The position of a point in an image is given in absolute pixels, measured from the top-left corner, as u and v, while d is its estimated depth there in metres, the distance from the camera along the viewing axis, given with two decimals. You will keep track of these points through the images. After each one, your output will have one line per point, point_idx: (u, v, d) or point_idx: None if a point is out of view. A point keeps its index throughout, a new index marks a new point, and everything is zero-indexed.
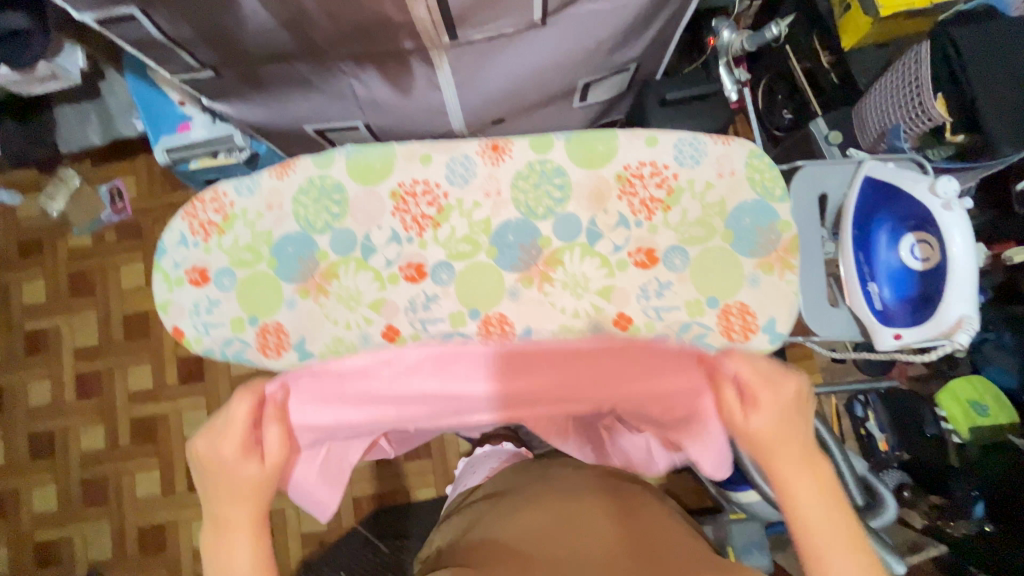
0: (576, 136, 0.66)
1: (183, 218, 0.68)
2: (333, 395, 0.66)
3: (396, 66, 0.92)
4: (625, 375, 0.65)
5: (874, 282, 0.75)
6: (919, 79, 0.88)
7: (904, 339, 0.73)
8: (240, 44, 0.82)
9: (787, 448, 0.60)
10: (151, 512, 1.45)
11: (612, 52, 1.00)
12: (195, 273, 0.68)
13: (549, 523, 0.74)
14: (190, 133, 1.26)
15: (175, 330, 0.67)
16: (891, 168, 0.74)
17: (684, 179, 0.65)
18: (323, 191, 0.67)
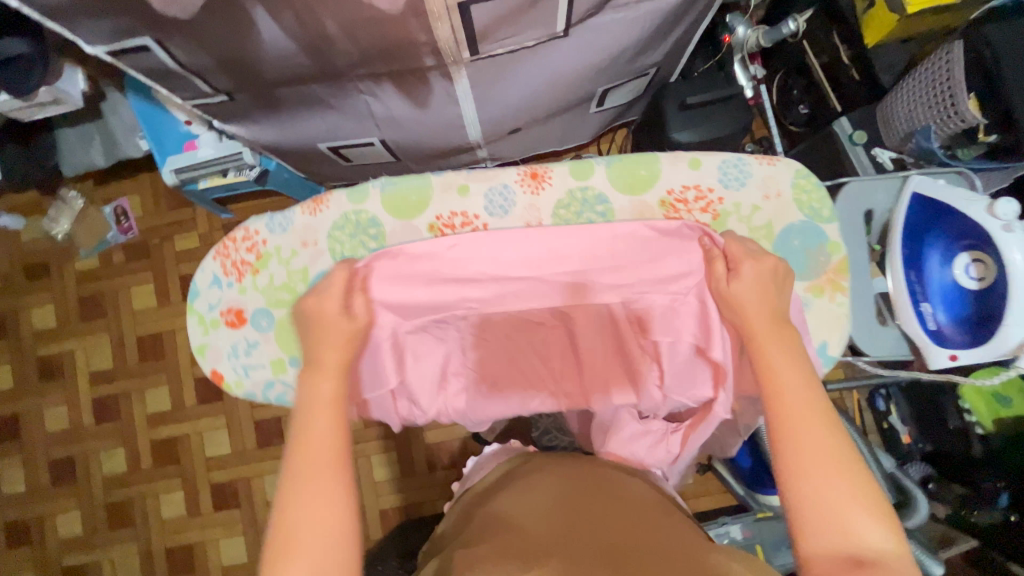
0: (618, 164, 0.75)
1: (215, 259, 0.74)
2: (406, 274, 0.73)
3: (415, 84, 0.90)
4: (640, 258, 0.74)
5: (926, 302, 0.85)
6: (951, 79, 0.87)
7: (961, 358, 0.82)
8: (257, 67, 0.80)
9: (760, 319, 0.65)
10: (179, 531, 1.45)
11: (632, 59, 0.97)
12: (230, 316, 0.73)
13: (533, 492, 0.66)
14: (198, 152, 1.22)
15: (214, 374, 0.72)
16: (940, 185, 0.83)
17: (730, 203, 0.74)
18: (359, 225, 0.73)
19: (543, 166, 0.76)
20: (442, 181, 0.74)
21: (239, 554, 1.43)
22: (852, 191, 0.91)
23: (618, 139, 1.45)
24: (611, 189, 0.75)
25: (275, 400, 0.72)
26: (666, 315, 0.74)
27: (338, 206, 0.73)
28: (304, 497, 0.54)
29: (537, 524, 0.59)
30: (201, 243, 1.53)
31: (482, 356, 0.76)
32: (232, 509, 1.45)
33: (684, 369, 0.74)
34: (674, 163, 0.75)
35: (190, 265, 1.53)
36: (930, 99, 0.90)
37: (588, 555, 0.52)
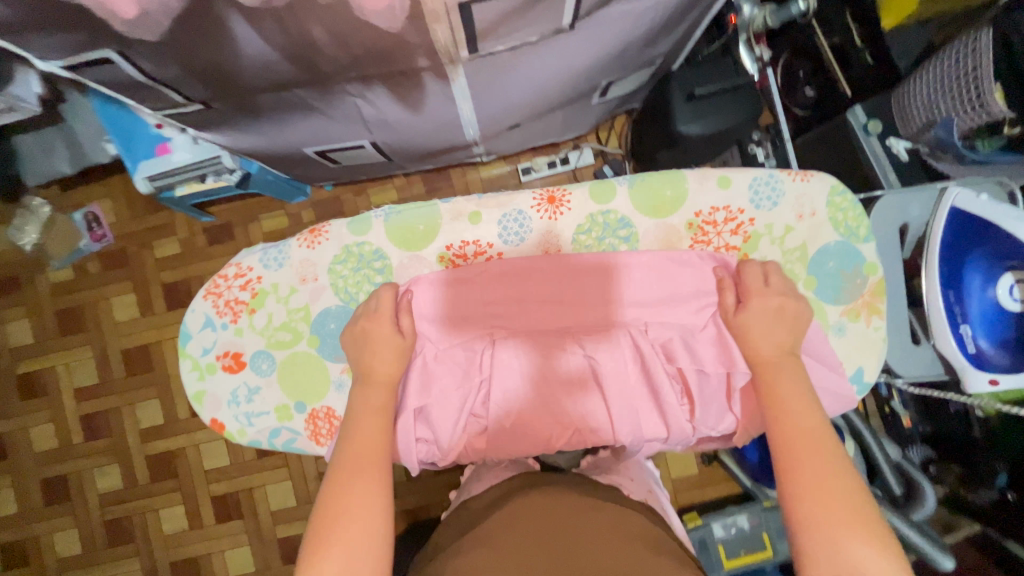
0: (642, 183, 0.74)
1: (207, 300, 0.76)
2: (457, 303, 0.75)
3: (408, 85, 0.83)
4: (652, 285, 0.75)
5: (965, 324, 0.75)
6: (977, 69, 0.82)
7: (1002, 384, 0.72)
8: (236, 76, 0.74)
9: (767, 347, 0.65)
10: (183, 545, 1.43)
11: (640, 49, 0.91)
12: (227, 360, 0.76)
13: (512, 522, 0.58)
14: (172, 156, 1.12)
15: (215, 421, 0.76)
16: (983, 201, 0.73)
17: (761, 222, 0.75)
18: (363, 259, 0.75)
19: (561, 190, 0.75)
20: (451, 209, 0.74)
21: (245, 564, 1.41)
22: (884, 207, 0.82)
23: (618, 126, 1.39)
24: (634, 212, 0.75)
25: (280, 444, 0.76)
26: (684, 343, 0.74)
27: (338, 238, 0.74)
28: (346, 499, 0.54)
29: (513, 561, 0.52)
30: (183, 249, 1.45)
31: (506, 395, 0.72)
32: (235, 521, 1.42)
33: (709, 398, 0.73)
34: (703, 183, 0.73)
35: (172, 272, 1.45)
36: (954, 88, 0.86)
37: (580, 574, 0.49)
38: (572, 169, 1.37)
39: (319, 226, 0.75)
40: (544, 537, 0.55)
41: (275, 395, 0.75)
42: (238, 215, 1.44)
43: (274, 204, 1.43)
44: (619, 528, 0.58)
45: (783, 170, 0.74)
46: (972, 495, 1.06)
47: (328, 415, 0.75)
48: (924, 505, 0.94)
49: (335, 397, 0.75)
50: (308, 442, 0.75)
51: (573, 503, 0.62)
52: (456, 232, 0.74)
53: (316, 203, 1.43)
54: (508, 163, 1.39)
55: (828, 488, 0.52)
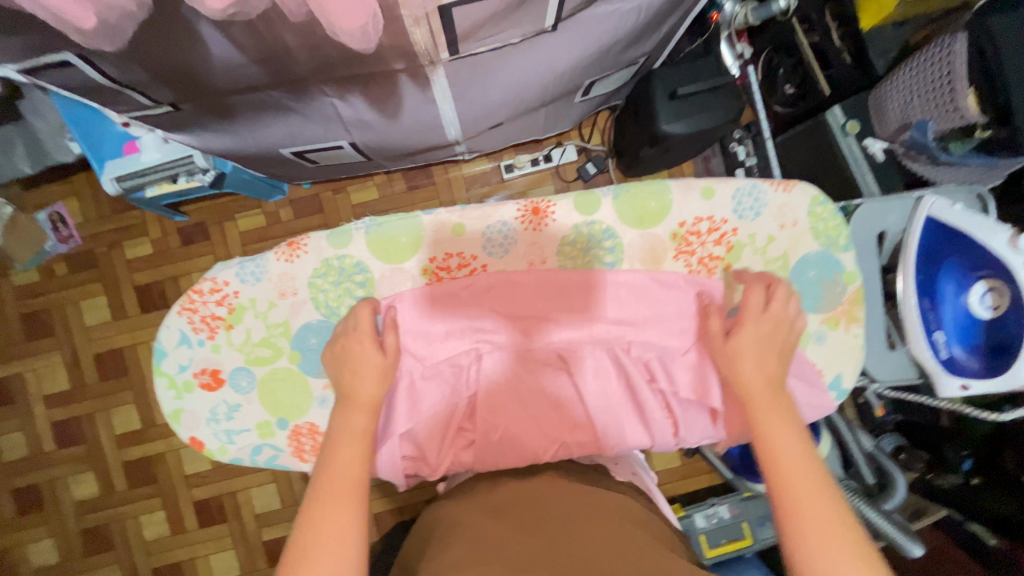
0: (625, 194, 0.73)
1: (182, 316, 0.73)
2: (445, 319, 0.76)
3: (387, 87, 0.81)
4: (631, 301, 0.76)
5: (938, 330, 0.77)
6: (952, 73, 0.84)
7: (973, 389, 0.74)
8: (205, 78, 0.71)
9: (759, 388, 0.63)
10: (164, 551, 1.40)
11: (624, 50, 0.91)
12: (205, 378, 0.75)
13: (502, 518, 0.58)
14: (141, 156, 1.08)
15: (193, 440, 0.75)
16: (957, 210, 0.75)
17: (743, 232, 0.75)
18: (343, 272, 0.73)
19: (545, 201, 0.72)
20: (430, 221, 0.72)
21: (231, 568, 1.39)
22: (864, 212, 0.83)
23: (601, 122, 1.38)
24: (619, 224, 0.74)
25: (263, 462, 0.76)
26: (663, 363, 0.77)
27: (317, 251, 0.72)
28: (323, 517, 0.52)
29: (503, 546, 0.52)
30: (155, 250, 1.40)
31: (490, 409, 0.75)
32: (219, 525, 1.40)
33: (688, 410, 0.76)
34: (686, 194, 0.72)
35: (144, 274, 1.40)
36: (929, 91, 0.88)
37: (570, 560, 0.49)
38: (555, 166, 1.37)
39: (298, 238, 0.72)
40: (529, 532, 0.55)
41: (256, 412, 0.75)
42: (212, 214, 1.40)
43: (250, 202, 1.39)
44: (609, 510, 0.60)
45: (764, 181, 0.74)
46: (937, 479, 1.08)
47: (311, 431, 0.76)
48: (895, 494, 0.96)
49: (318, 412, 0.76)
50: (291, 460, 0.76)
51: (565, 501, 0.61)
52: (437, 245, 0.73)
53: (293, 201, 1.39)
54: (490, 160, 1.38)
55: (817, 526, 0.51)
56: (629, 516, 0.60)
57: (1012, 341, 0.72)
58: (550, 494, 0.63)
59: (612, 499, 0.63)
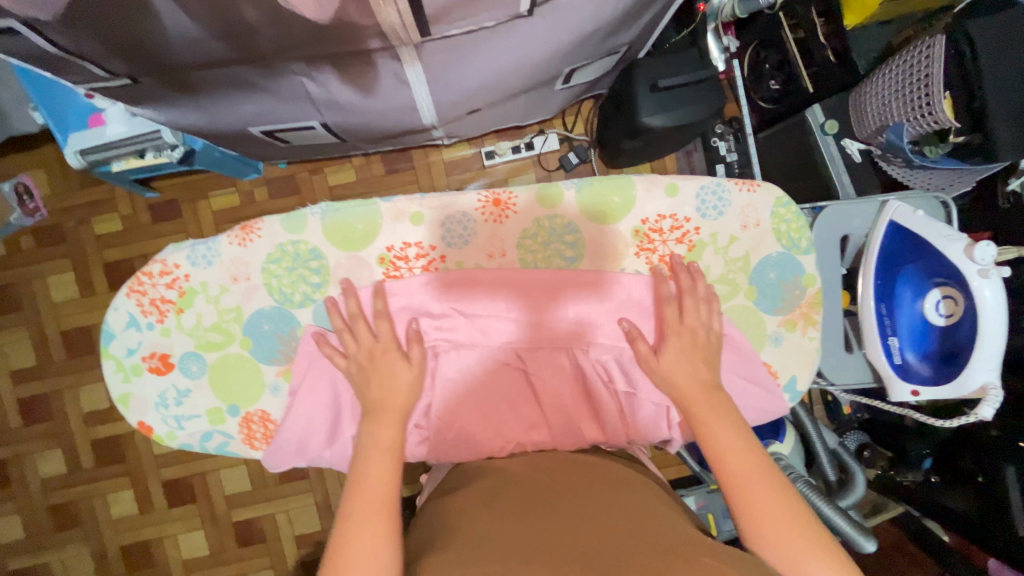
0: (588, 187, 0.74)
1: (130, 298, 0.73)
2: (404, 313, 0.74)
3: (359, 67, 0.78)
4: (584, 299, 0.75)
5: (894, 336, 0.78)
6: (929, 76, 0.84)
7: (923, 395, 0.76)
8: (165, 50, 0.69)
9: (694, 391, 0.67)
10: (133, 530, 1.40)
11: (604, 39, 0.89)
12: (153, 362, 0.74)
13: (496, 502, 0.59)
14: (106, 129, 1.05)
15: (142, 425, 0.75)
16: (919, 217, 0.76)
17: (707, 231, 0.76)
18: (300, 258, 0.73)
19: (507, 192, 0.74)
20: (391, 209, 0.73)
21: (200, 548, 1.39)
22: (829, 215, 0.84)
23: (585, 110, 1.36)
24: (581, 218, 0.75)
25: (213, 449, 0.76)
26: (622, 365, 0.75)
27: (271, 236, 0.72)
28: (356, 533, 0.54)
29: (502, 526, 0.54)
30: (125, 225, 1.37)
31: (446, 405, 0.75)
32: (187, 505, 1.39)
33: (642, 415, 0.75)
34: (651, 191, 0.74)
35: (113, 250, 1.37)
36: (906, 95, 0.88)
37: (573, 540, 0.50)
38: (537, 154, 1.35)
39: (252, 222, 0.72)
40: (529, 510, 0.57)
41: (206, 398, 0.74)
42: (184, 191, 1.36)
43: (224, 180, 1.36)
44: (605, 481, 0.64)
45: (730, 180, 0.76)
46: (898, 476, 1.09)
47: (262, 419, 0.75)
48: (852, 493, 0.98)
49: (270, 401, 0.75)
50: (243, 448, 0.75)
51: (572, 481, 0.63)
52: (396, 234, 0.74)
53: (269, 181, 1.36)
54: (471, 146, 1.35)
55: (776, 523, 0.55)
56: (624, 483, 0.64)
57: (964, 348, 0.72)
58: (556, 475, 0.65)
59: (605, 470, 0.67)
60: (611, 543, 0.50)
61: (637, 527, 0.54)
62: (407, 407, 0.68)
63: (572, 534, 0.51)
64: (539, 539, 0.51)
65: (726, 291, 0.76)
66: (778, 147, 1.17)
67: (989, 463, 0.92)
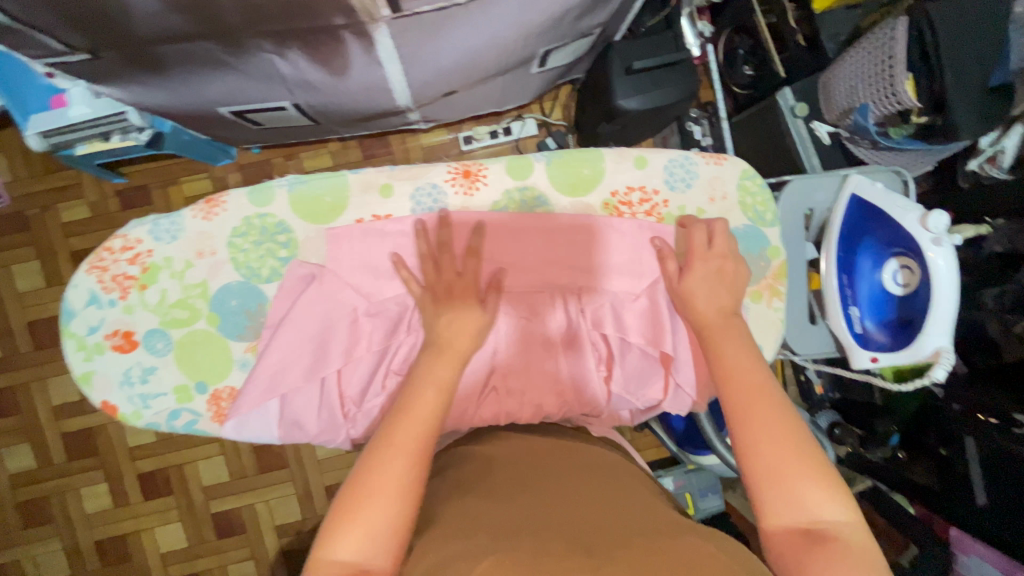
0: (556, 161, 0.77)
1: (92, 275, 0.72)
2: (376, 247, 0.73)
3: (328, 45, 0.77)
4: (570, 250, 0.76)
5: (855, 305, 0.81)
6: (892, 57, 0.85)
7: (881, 361, 0.78)
8: (121, 22, 0.68)
9: (711, 313, 0.67)
10: (108, 524, 1.37)
11: (577, 20, 0.90)
12: (117, 340, 0.73)
13: (474, 494, 0.58)
14: (69, 110, 1.01)
15: (106, 404, 0.73)
16: (878, 189, 0.78)
17: (675, 203, 0.78)
18: (267, 231, 0.73)
19: (477, 164, 0.76)
20: (360, 181, 0.74)
21: (177, 541, 1.37)
22: (791, 190, 0.86)
23: (563, 96, 1.35)
24: (551, 190, 0.77)
25: (181, 429, 0.74)
26: (615, 311, 0.76)
27: (239, 208, 0.73)
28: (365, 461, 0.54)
29: (477, 522, 0.53)
30: (92, 213, 1.33)
31: None
32: (164, 497, 1.37)
33: (632, 378, 0.77)
34: (619, 164, 0.78)
35: (81, 239, 1.33)
36: (873, 75, 0.89)
37: (545, 536, 0.49)
38: (514, 140, 1.35)
39: (217, 196, 0.73)
40: (510, 502, 0.56)
41: (172, 375, 0.73)
42: (154, 177, 1.33)
43: (195, 166, 1.33)
44: (594, 467, 0.65)
45: (697, 156, 0.79)
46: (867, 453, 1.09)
47: (231, 395, 0.74)
48: None
49: (238, 377, 0.74)
50: (210, 425, 0.74)
51: (563, 470, 0.63)
52: (365, 206, 0.74)
53: (242, 167, 1.34)
54: (449, 131, 1.35)
55: (766, 442, 0.53)
56: (607, 467, 0.66)
57: (920, 315, 0.75)
58: (551, 463, 0.65)
59: (592, 456, 0.68)
60: (594, 532, 0.50)
61: (623, 516, 0.54)
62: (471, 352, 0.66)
63: (557, 528, 0.50)
64: (524, 526, 0.50)
65: None
66: (751, 131, 1.19)
67: (951, 436, 0.96)
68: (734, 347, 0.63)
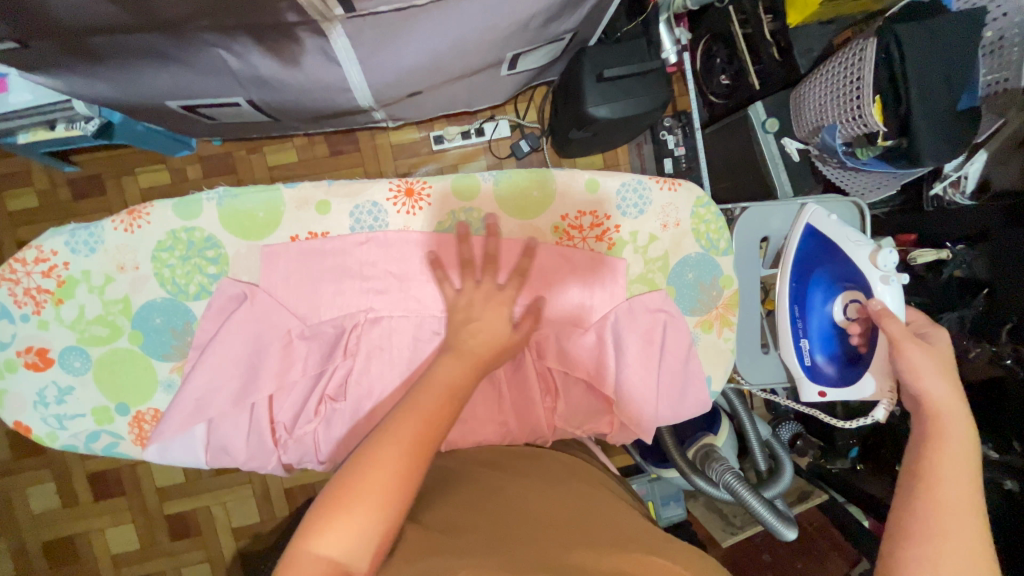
0: (504, 183, 0.75)
1: (4, 291, 0.72)
2: (314, 268, 0.73)
3: (280, 41, 0.73)
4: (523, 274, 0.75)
5: (805, 337, 0.80)
6: (861, 79, 0.84)
7: (828, 396, 0.79)
8: (48, 10, 0.63)
9: (955, 395, 0.60)
10: (54, 526, 1.32)
11: (545, 26, 0.87)
12: (30, 357, 0.73)
13: (429, 512, 0.60)
14: (9, 96, 0.96)
15: (21, 425, 0.74)
16: (833, 222, 0.77)
17: (626, 229, 0.78)
18: (195, 246, 0.72)
19: (421, 182, 0.74)
20: (296, 197, 0.72)
21: (129, 544, 1.33)
22: (749, 217, 0.86)
23: (538, 97, 1.32)
24: (498, 211, 0.75)
25: (100, 450, 0.75)
26: (561, 342, 0.76)
27: (163, 222, 0.72)
28: (384, 453, 0.51)
29: (430, 538, 0.54)
30: (42, 202, 1.27)
31: (352, 429, 0.73)
32: (115, 498, 1.33)
33: (576, 403, 0.78)
34: (570, 186, 0.76)
35: (29, 229, 1.27)
36: (839, 98, 0.88)
37: (487, 553, 0.50)
38: (487, 141, 1.32)
39: (139, 208, 0.72)
40: (470, 519, 0.57)
41: (90, 396, 0.74)
42: (108, 167, 1.27)
43: (152, 156, 1.27)
44: (560, 475, 0.69)
45: (652, 181, 0.78)
46: (829, 464, 1.13)
47: (154, 418, 0.74)
48: (780, 483, 0.95)
49: (162, 398, 0.74)
50: (132, 448, 0.75)
51: (539, 479, 0.66)
52: (302, 222, 0.73)
53: (202, 158, 1.28)
54: (420, 129, 1.30)
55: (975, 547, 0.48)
56: (575, 476, 0.70)
57: (868, 352, 0.75)
58: (529, 474, 0.68)
59: (563, 462, 0.73)
60: (561, 544, 0.52)
61: (588, 526, 0.56)
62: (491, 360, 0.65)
63: (517, 542, 0.52)
64: (486, 542, 0.52)
65: (643, 291, 0.78)
66: (723, 143, 1.18)
67: None
68: (959, 441, 0.56)
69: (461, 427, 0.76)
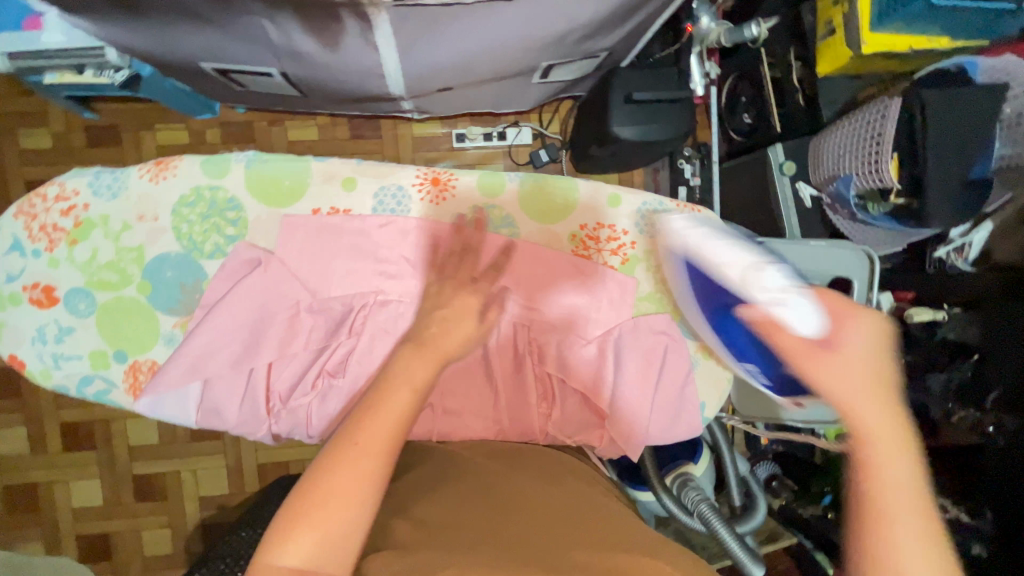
0: (530, 186, 0.77)
1: (21, 224, 0.72)
2: (331, 243, 0.74)
3: (322, 19, 0.74)
4: (534, 278, 0.76)
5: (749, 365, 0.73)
6: (881, 135, 0.87)
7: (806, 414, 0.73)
8: None
9: (873, 423, 0.50)
10: (20, 470, 1.30)
11: (582, 41, 0.88)
12: (36, 293, 0.72)
13: (422, 504, 0.60)
14: (43, 36, 0.94)
15: (16, 359, 0.73)
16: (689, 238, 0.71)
17: (642, 246, 0.79)
18: (216, 205, 0.73)
19: (447, 173, 0.76)
20: (324, 171, 0.74)
21: (93, 498, 1.31)
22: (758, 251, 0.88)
23: (563, 110, 1.34)
24: (519, 213, 0.77)
25: (90, 395, 0.74)
26: (562, 350, 0.77)
27: (189, 176, 0.73)
28: (336, 466, 0.48)
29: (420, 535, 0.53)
30: (56, 144, 1.26)
31: (345, 407, 0.73)
32: (85, 451, 1.30)
33: (569, 413, 0.78)
34: (592, 197, 0.78)
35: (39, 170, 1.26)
36: (859, 150, 0.91)
37: (474, 551, 0.49)
38: (508, 146, 1.33)
39: (167, 159, 0.73)
40: (461, 519, 0.56)
41: (90, 339, 0.73)
42: (128, 119, 1.27)
43: (174, 114, 1.27)
44: (561, 481, 0.67)
45: (673, 204, 0.80)
46: (801, 509, 1.12)
47: (151, 370, 0.74)
48: (750, 520, 0.95)
49: (161, 351, 0.74)
50: (122, 398, 0.74)
51: (534, 486, 0.64)
52: (326, 197, 0.74)
53: (224, 124, 1.28)
54: (443, 125, 1.31)
55: None
56: (575, 481, 0.68)
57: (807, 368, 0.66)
58: (526, 476, 0.66)
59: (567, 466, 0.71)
60: (556, 555, 0.50)
61: (586, 535, 0.54)
62: (455, 354, 0.60)
63: (510, 549, 0.50)
64: (475, 544, 0.51)
65: (650, 311, 0.79)
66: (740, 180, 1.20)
67: None
68: (893, 480, 0.48)
69: (451, 422, 0.77)
